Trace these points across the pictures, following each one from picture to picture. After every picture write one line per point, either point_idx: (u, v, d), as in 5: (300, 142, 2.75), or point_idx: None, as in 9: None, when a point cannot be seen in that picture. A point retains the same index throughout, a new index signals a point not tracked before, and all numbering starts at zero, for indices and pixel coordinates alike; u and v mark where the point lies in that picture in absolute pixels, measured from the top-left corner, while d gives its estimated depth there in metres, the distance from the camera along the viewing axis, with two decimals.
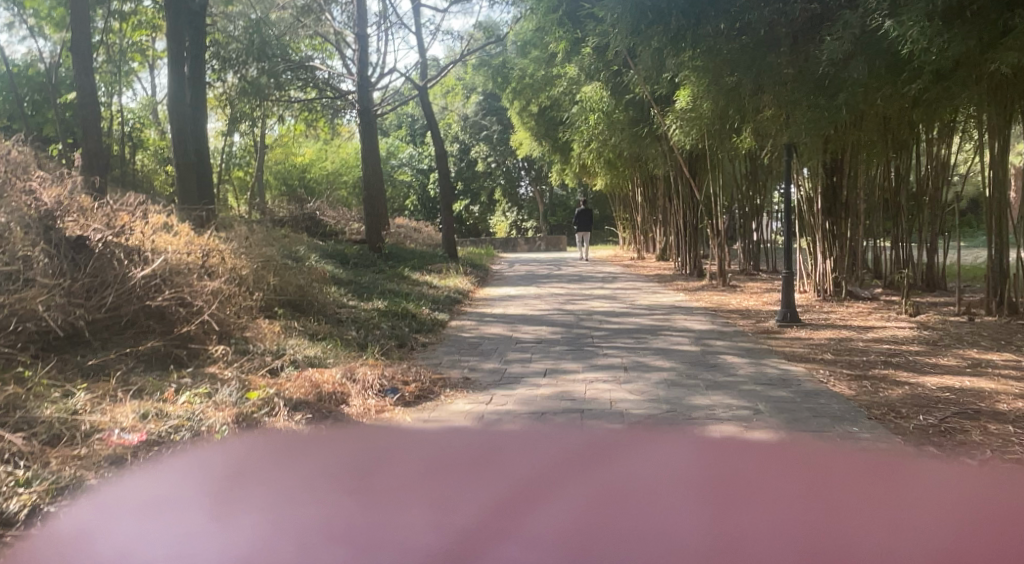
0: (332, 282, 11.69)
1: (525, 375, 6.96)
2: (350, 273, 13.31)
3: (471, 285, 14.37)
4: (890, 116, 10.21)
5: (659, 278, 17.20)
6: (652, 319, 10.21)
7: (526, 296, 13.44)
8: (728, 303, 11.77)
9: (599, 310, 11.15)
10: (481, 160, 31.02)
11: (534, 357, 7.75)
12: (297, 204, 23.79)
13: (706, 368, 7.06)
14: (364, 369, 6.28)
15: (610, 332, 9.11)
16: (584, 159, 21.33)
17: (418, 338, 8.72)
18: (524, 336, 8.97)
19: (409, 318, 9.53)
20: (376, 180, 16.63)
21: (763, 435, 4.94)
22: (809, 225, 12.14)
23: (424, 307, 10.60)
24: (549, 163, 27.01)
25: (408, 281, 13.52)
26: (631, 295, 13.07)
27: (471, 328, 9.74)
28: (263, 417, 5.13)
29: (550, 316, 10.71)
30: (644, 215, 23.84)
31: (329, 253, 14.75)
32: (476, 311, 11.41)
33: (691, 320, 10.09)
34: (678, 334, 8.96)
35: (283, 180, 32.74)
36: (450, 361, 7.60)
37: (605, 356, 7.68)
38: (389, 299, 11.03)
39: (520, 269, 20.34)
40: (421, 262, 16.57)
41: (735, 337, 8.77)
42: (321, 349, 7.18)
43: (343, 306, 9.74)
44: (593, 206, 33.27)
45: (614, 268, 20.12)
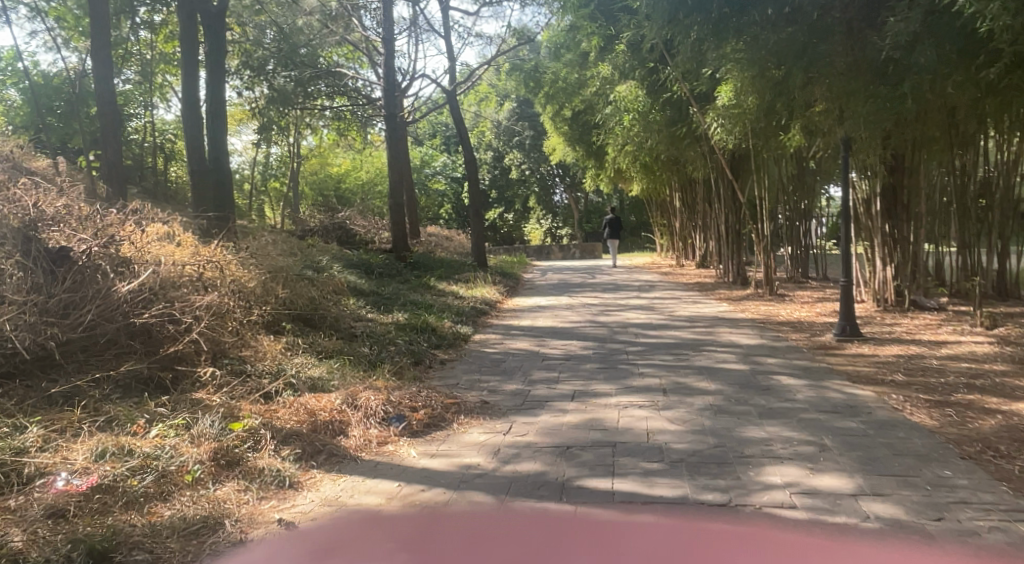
0: (352, 294, 11.07)
1: (553, 397, 6.21)
2: (374, 284, 12.69)
3: (500, 296, 13.66)
4: (959, 107, 9.37)
5: (700, 286, 16.33)
6: (693, 332, 9.37)
7: (558, 307, 12.69)
8: (777, 314, 10.87)
9: (635, 322, 10.35)
10: (514, 168, 30.38)
11: (564, 376, 7.00)
12: (327, 214, 23.36)
13: (758, 391, 6.23)
14: (369, 393, 5.58)
15: (648, 348, 8.31)
16: (620, 164, 20.51)
17: (438, 355, 8.02)
18: (553, 352, 8.23)
19: (429, 332, 8.84)
20: (403, 188, 16.00)
21: (834, 480, 4.11)
22: (867, 229, 11.22)
23: (447, 320, 9.91)
24: (584, 170, 26.26)
25: (433, 292, 12.86)
26: (670, 306, 12.23)
27: (496, 343, 9.03)
28: (246, 453, 4.45)
29: (583, 329, 9.94)
30: (683, 221, 22.91)
31: (353, 263, 14.16)
32: (503, 324, 10.68)
33: (737, 333, 9.23)
34: (724, 349, 8.12)
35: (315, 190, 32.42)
36: (470, 381, 6.88)
37: (642, 376, 6.89)
38: (410, 311, 10.36)
39: (553, 278, 19.63)
40: (449, 272, 15.92)
41: (787, 354, 7.91)
42: (329, 369, 6.53)
43: (359, 319, 9.09)
44: (631, 213, 32.40)
45: (653, 276, 19.24)
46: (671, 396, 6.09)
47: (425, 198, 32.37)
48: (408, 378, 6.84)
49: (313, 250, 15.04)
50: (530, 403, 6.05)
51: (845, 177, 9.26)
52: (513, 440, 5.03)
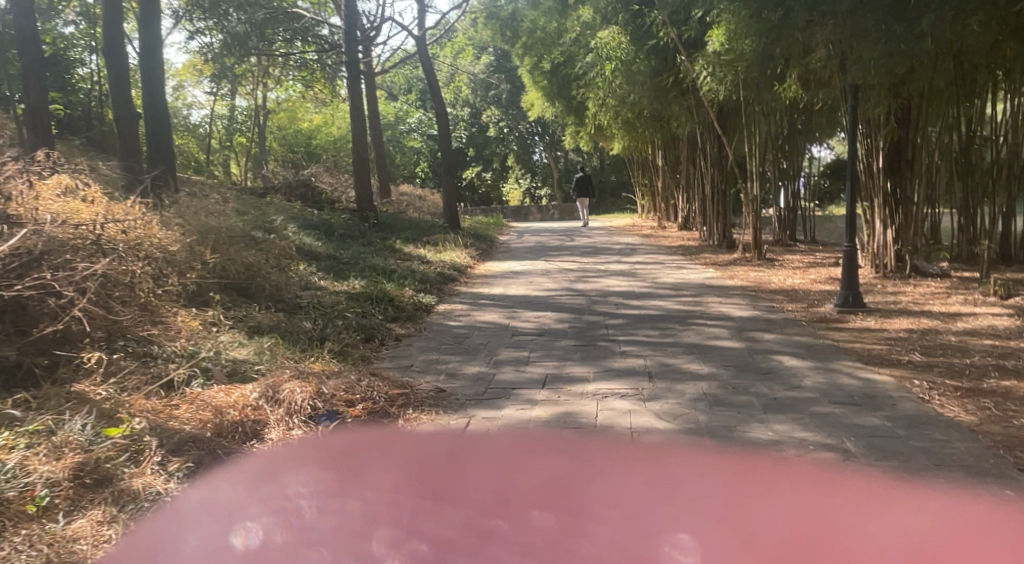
0: (304, 258, 10.02)
1: (521, 382, 5.31)
2: (332, 246, 11.64)
3: (470, 260, 12.69)
4: (976, 50, 8.49)
5: (683, 249, 15.43)
6: (680, 302, 8.48)
7: (533, 272, 11.73)
8: (768, 281, 10.00)
9: (615, 291, 9.45)
10: (492, 125, 29.13)
11: (535, 356, 6.09)
12: (292, 171, 22.07)
13: (759, 375, 5.37)
14: (294, 381, 4.62)
15: (630, 320, 7.41)
16: (600, 120, 19.41)
17: (393, 329, 7.07)
18: (523, 326, 7.30)
19: (385, 301, 7.87)
20: (367, 142, 14.84)
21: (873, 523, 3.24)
22: (864, 187, 10.35)
23: (408, 288, 8.92)
24: (563, 126, 25.10)
25: (397, 256, 11.84)
26: (653, 272, 11.34)
27: (461, 314, 8.08)
28: (122, 468, 3.46)
29: (558, 298, 9.02)
30: (667, 181, 21.92)
31: (312, 222, 13.07)
32: (471, 293, 9.72)
33: (727, 303, 8.35)
34: (716, 323, 7.25)
35: (284, 145, 30.98)
36: (426, 362, 5.95)
37: (624, 355, 6.00)
38: (368, 277, 9.35)
39: (530, 240, 18.64)
40: (417, 234, 14.88)
41: (786, 328, 7.05)
42: (256, 349, 5.58)
43: (306, 288, 8.07)
44: (612, 172, 31.33)
45: (634, 239, 18.30)
46: (659, 381, 5.22)
47: (398, 155, 31.09)
48: (352, 359, 5.89)
49: (268, 210, 13.91)
50: (494, 389, 5.14)
51: (851, 131, 8.25)
52: (469, 437, 4.19)
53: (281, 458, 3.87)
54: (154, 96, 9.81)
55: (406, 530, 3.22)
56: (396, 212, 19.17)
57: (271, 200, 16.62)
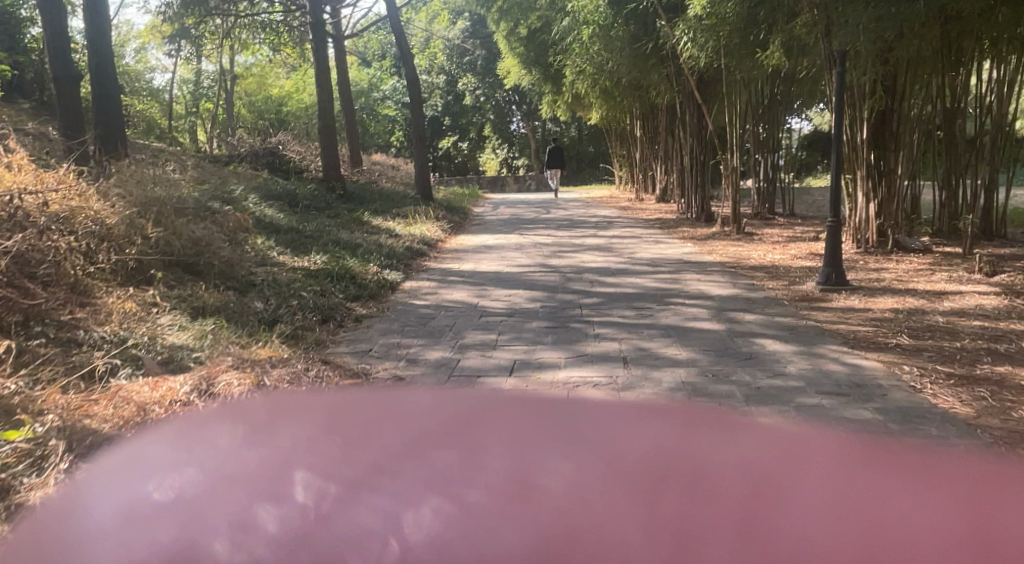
0: (263, 232, 9.48)
1: (486, 370, 4.90)
2: (296, 218, 11.10)
3: (442, 233, 12.25)
4: (968, 14, 8.10)
5: (661, 222, 15.08)
6: (658, 279, 8.09)
7: (506, 247, 11.28)
8: (748, 257, 9.64)
9: (590, 267, 9.07)
10: (467, 93, 28.39)
11: (502, 339, 5.67)
12: (258, 139, 21.29)
13: (741, 361, 5.00)
14: (233, 373, 4.18)
15: (605, 300, 7.01)
16: (577, 89, 18.86)
17: (353, 309, 6.61)
18: (492, 306, 6.88)
19: (347, 279, 7.40)
20: (334, 109, 14.24)
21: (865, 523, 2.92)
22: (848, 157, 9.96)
23: (372, 264, 8.45)
24: (540, 95, 24.55)
25: (364, 229, 11.32)
26: (630, 246, 10.98)
27: (427, 293, 7.63)
28: (24, 478, 3.02)
29: (530, 274, 8.62)
30: (646, 152, 21.45)
31: (275, 193, 12.48)
32: (440, 268, 9.27)
33: (707, 281, 7.98)
34: (695, 302, 6.87)
35: (252, 112, 30.01)
36: (385, 346, 5.52)
37: (598, 339, 5.61)
38: (330, 252, 8.85)
39: (504, 212, 18.20)
40: (387, 205, 14.39)
41: (767, 305, 6.69)
42: (196, 333, 5.11)
43: (262, 264, 7.57)
44: (590, 143, 30.82)
45: (611, 211, 17.93)
46: (635, 369, 4.84)
47: (371, 123, 30.30)
48: (305, 344, 5.44)
49: (230, 180, 13.29)
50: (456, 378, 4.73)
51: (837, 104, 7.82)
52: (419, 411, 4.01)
53: (222, 431, 3.63)
54: (105, 81, 9.60)
55: (349, 496, 3.05)
56: (366, 182, 18.55)
57: (235, 170, 15.97)
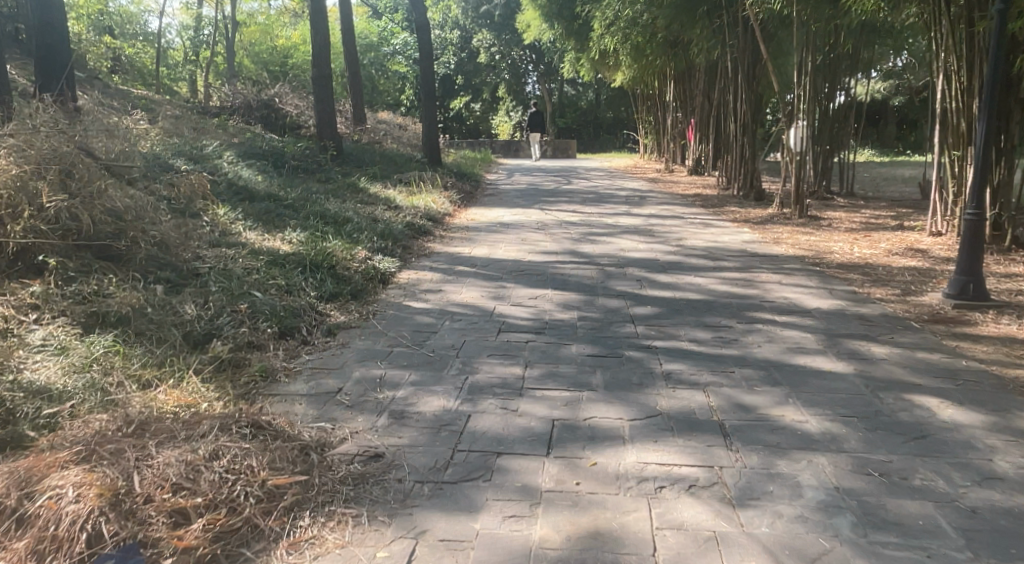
0: (230, 199, 7.73)
1: (510, 443, 3.14)
2: (278, 183, 9.32)
3: (450, 206, 10.51)
4: None
5: (702, 199, 13.27)
6: (726, 281, 6.32)
7: (525, 226, 9.49)
8: (828, 250, 7.85)
9: (632, 259, 7.27)
10: (481, 49, 26.20)
11: (529, 380, 3.91)
12: (252, 90, 19.32)
13: (905, 442, 3.18)
14: (72, 473, 2.36)
15: (660, 315, 5.26)
16: (606, 45, 16.80)
17: (325, 317, 4.82)
18: (517, 320, 5.10)
19: (323, 269, 5.60)
20: (330, 56, 12.35)
21: None
22: (953, 131, 8.13)
23: (359, 246, 6.68)
24: (561, 52, 22.37)
25: (359, 198, 9.56)
26: (673, 231, 9.22)
27: (427, 290, 5.87)
28: None
29: (558, 266, 6.89)
30: (678, 118, 19.42)
31: (257, 151, 10.68)
32: (447, 252, 7.52)
33: (789, 284, 6.18)
34: (787, 321, 5.08)
35: (255, 62, 27.96)
36: (361, 386, 3.72)
37: (672, 386, 3.85)
38: (310, 229, 7.08)
39: (521, 181, 16.40)
40: (390, 169, 12.58)
41: (892, 330, 4.90)
42: (71, 366, 3.34)
43: (214, 244, 5.79)
44: (612, 108, 28.69)
45: (640, 184, 16.08)
46: (747, 452, 3.08)
47: (380, 80, 28.25)
48: (238, 386, 3.60)
49: (206, 134, 11.49)
50: (459, 464, 2.94)
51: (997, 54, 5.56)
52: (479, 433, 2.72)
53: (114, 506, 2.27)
54: (51, 23, 7.81)
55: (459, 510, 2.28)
56: (368, 143, 16.67)
57: (219, 123, 14.13)
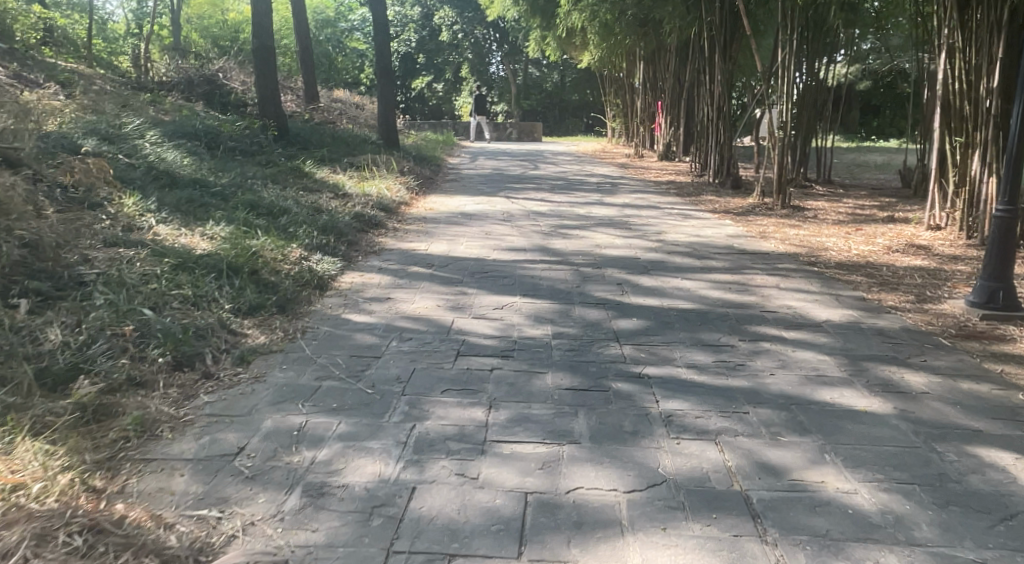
0: (147, 187, 6.72)
1: (468, 538, 2.28)
2: (210, 168, 8.29)
3: (405, 194, 9.57)
4: None
5: (676, 187, 12.51)
6: (717, 286, 5.52)
7: (488, 217, 8.60)
8: (821, 247, 7.11)
9: (607, 259, 6.44)
10: (443, 27, 25.04)
11: (492, 429, 3.04)
12: (195, 66, 18.06)
13: (992, 528, 2.38)
14: None
15: (648, 332, 4.44)
16: (573, 22, 15.88)
17: (239, 339, 3.90)
18: (478, 339, 4.22)
19: (244, 274, 4.65)
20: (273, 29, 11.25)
21: None
22: (956, 116, 7.51)
23: (294, 243, 5.73)
24: (525, 31, 21.37)
25: (303, 185, 8.59)
26: (650, 224, 8.41)
27: (372, 298, 4.96)
28: None
29: (525, 268, 6.03)
30: (647, 101, 18.64)
31: (189, 129, 9.62)
32: (398, 249, 6.61)
33: (788, 289, 5.41)
34: (798, 337, 4.29)
35: (203, 35, 26.51)
36: (271, 442, 2.82)
37: (675, 435, 3.01)
38: (237, 223, 6.12)
39: (484, 165, 15.47)
40: (341, 152, 11.57)
41: (921, 348, 4.13)
42: None
43: (110, 242, 4.80)
44: (577, 91, 27.79)
45: (610, 170, 15.26)
46: (791, 549, 2.26)
47: (338, 58, 26.99)
48: (100, 448, 2.68)
49: (132, 111, 10.40)
50: None
51: None
52: None
53: None
54: None
55: None
56: (321, 123, 15.59)
57: (154, 100, 12.98)
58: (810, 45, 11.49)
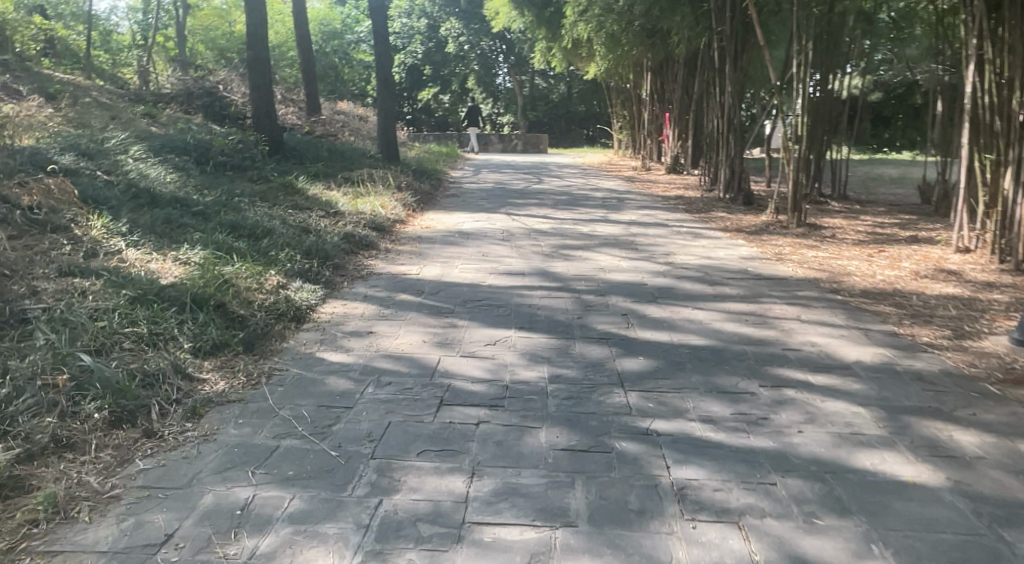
0: (122, 206, 6.32)
1: None
2: (195, 185, 7.90)
3: (402, 211, 9.15)
4: None
5: (685, 203, 12.05)
6: (733, 318, 5.05)
7: (487, 236, 8.16)
8: (842, 271, 6.65)
9: (612, 286, 5.98)
10: (448, 39, 24.68)
11: (472, 506, 2.57)
12: (196, 78, 17.77)
13: None
14: None
15: (656, 374, 3.97)
16: (580, 33, 15.50)
17: (194, 386, 3.45)
18: (465, 384, 3.76)
19: (210, 308, 4.22)
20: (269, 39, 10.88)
21: None
22: (986, 130, 7.06)
23: (273, 269, 5.30)
24: (532, 42, 20.99)
25: (293, 202, 8.19)
26: (658, 244, 7.95)
27: (353, 332, 4.50)
28: None
29: (523, 297, 5.58)
30: (655, 113, 18.21)
31: (177, 144, 9.24)
32: (388, 273, 6.18)
33: (811, 322, 4.93)
34: (826, 383, 3.81)
35: (209, 47, 26.35)
36: (207, 527, 2.36)
37: (689, 516, 2.53)
38: (214, 246, 5.70)
39: (488, 179, 15.05)
40: (339, 166, 11.17)
41: (967, 398, 3.65)
42: None
43: (65, 272, 4.38)
44: (584, 103, 27.38)
45: (617, 184, 14.82)
46: None
47: (344, 69, 26.70)
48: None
49: (121, 125, 10.04)
50: None
51: None
52: None
53: None
54: None
55: None
56: (321, 136, 15.22)
57: (148, 112, 12.63)
58: (825, 56, 11.06)
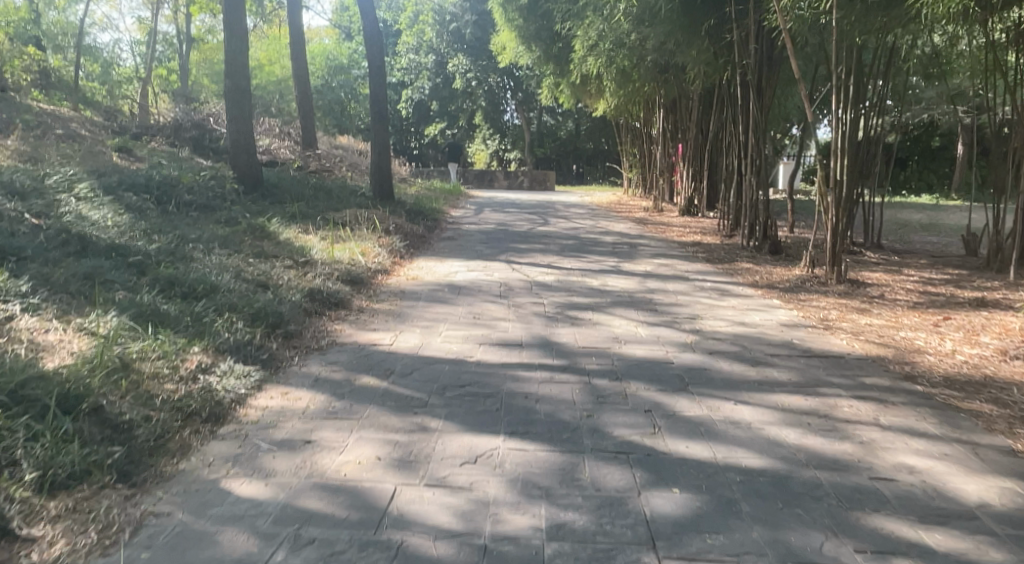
0: (35, 258, 5.20)
1: None
2: (146, 227, 6.82)
3: (387, 258, 8.03)
4: None
5: (705, 251, 10.88)
6: (792, 420, 3.86)
7: (482, 291, 7.00)
8: (909, 346, 5.44)
9: (630, 365, 4.80)
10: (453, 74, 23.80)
11: None
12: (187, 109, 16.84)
13: None
14: None
15: (701, 524, 2.77)
16: (590, 68, 14.52)
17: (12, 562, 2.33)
18: (423, 543, 2.57)
19: (82, 416, 3.10)
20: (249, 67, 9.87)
21: None
22: None
23: (197, 345, 4.16)
24: (539, 78, 20.08)
25: (259, 248, 7.08)
26: (681, 305, 6.78)
27: (284, 440, 3.34)
28: None
29: (519, 382, 4.39)
30: (668, 152, 17.13)
31: (137, 179, 8.19)
32: (354, 342, 5.03)
33: (895, 431, 3.73)
34: (950, 549, 2.61)
35: (212, 80, 25.62)
36: None
37: None
38: (133, 310, 4.57)
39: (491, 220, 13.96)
40: (323, 206, 10.07)
41: None
42: None
43: None
44: (593, 140, 26.34)
45: (630, 227, 13.67)
46: None
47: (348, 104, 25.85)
48: None
49: (81, 159, 8.97)
50: None
51: None
52: None
53: None
54: None
55: None
56: (313, 171, 14.18)
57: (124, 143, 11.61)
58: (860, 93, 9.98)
